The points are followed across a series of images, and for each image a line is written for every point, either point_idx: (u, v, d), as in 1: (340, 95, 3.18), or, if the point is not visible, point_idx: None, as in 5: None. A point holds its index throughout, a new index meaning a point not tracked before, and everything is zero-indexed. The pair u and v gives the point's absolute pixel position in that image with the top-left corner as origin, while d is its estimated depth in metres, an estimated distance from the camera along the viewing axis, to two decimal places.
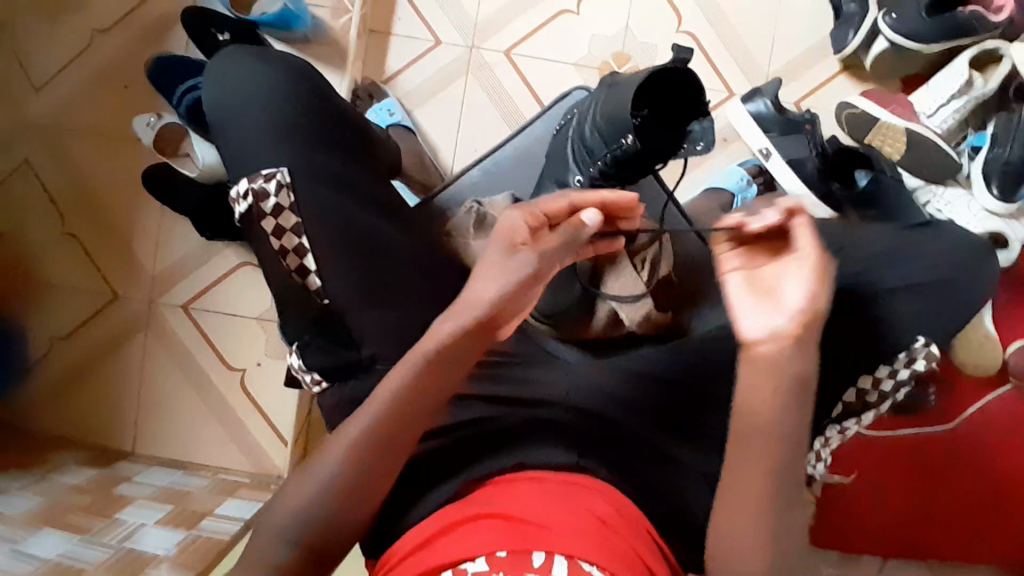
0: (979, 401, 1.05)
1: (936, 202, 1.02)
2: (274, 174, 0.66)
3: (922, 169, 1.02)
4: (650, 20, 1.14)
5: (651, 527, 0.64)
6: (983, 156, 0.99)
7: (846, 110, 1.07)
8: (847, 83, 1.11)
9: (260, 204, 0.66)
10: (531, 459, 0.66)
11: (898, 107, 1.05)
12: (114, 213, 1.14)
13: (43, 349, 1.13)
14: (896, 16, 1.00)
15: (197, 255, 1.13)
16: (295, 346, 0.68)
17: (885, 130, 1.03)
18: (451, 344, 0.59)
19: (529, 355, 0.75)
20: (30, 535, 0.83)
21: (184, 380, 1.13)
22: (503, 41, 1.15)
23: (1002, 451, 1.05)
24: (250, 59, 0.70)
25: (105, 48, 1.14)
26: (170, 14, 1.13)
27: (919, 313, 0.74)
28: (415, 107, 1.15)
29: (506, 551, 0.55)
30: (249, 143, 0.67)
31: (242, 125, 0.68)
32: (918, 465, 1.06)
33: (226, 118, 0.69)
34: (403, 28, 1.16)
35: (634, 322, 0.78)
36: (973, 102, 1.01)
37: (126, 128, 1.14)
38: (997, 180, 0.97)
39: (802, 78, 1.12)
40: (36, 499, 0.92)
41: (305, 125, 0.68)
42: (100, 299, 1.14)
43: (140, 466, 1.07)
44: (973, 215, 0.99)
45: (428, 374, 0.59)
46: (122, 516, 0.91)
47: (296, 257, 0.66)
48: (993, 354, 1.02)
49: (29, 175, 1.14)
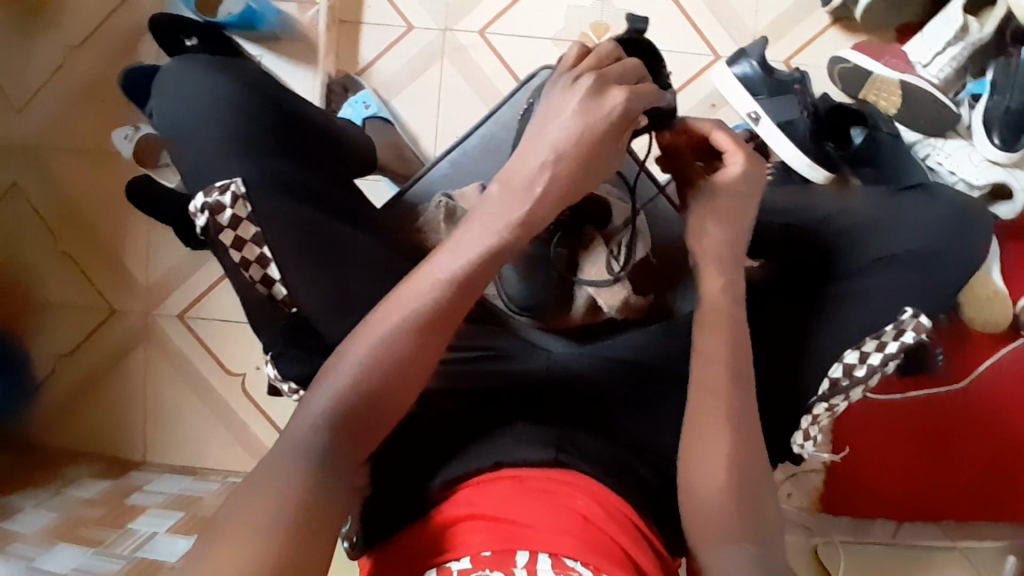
0: (992, 358, 1.02)
1: (937, 155, 0.98)
2: (229, 186, 0.62)
3: (918, 120, 0.98)
4: None
5: (632, 516, 0.62)
6: (983, 105, 0.95)
7: (839, 65, 1.02)
8: (837, 37, 1.07)
9: (217, 218, 0.62)
10: (509, 458, 0.64)
11: (892, 59, 1.00)
12: (103, 228, 1.15)
13: (50, 366, 1.15)
14: None
15: (188, 264, 1.14)
16: (270, 357, 0.68)
17: (879, 84, 0.99)
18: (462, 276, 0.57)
19: (509, 349, 0.74)
20: (45, 551, 0.85)
21: (186, 388, 1.14)
22: (476, 20, 1.12)
23: (1019, 408, 1.02)
24: (200, 67, 0.67)
25: (78, 64, 1.13)
26: (139, 22, 1.12)
27: (913, 283, 0.70)
28: (392, 97, 1.12)
29: (490, 550, 0.55)
30: (204, 155, 0.64)
31: (196, 137, 0.65)
32: (931, 429, 1.03)
33: (179, 131, 0.66)
34: (373, 15, 1.13)
35: (612, 309, 0.75)
36: (971, 49, 0.96)
37: (106, 142, 1.13)
38: (999, 129, 0.93)
39: (790, 35, 1.07)
40: (50, 514, 0.94)
41: (263, 137, 0.67)
42: (98, 314, 1.15)
43: (151, 474, 1.10)
44: (975, 165, 0.94)
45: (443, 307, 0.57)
46: (135, 526, 0.93)
47: (259, 267, 0.64)
48: (1005, 309, 0.98)
49: (18, 196, 1.15)
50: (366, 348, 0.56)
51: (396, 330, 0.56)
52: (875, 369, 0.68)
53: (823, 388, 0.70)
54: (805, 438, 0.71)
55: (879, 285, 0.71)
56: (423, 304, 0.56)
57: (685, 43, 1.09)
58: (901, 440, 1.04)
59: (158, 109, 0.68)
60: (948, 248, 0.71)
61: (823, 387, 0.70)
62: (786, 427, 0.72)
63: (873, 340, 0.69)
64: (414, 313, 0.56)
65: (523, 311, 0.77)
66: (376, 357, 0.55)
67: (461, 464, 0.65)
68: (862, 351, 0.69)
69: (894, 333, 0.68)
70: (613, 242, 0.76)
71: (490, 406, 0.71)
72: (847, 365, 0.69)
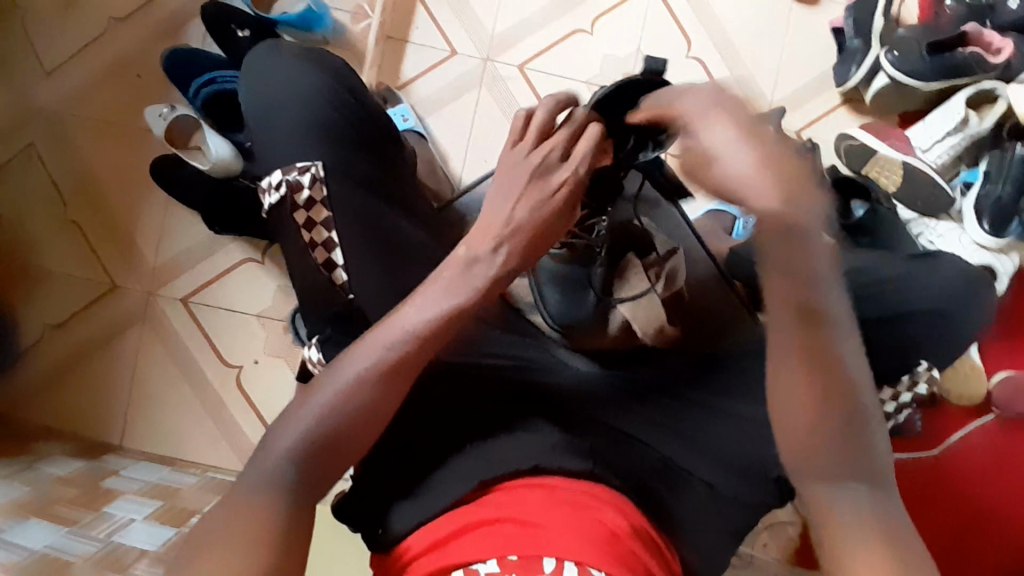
0: (964, 430, 1.09)
1: (930, 234, 1.07)
2: (308, 168, 0.68)
3: (916, 201, 1.07)
4: (661, 43, 1.17)
5: (652, 533, 0.64)
6: (975, 192, 1.05)
7: (846, 142, 1.12)
8: (846, 116, 1.16)
9: (295, 195, 0.68)
10: (548, 463, 0.65)
11: (896, 141, 1.10)
12: (118, 201, 1.13)
13: (34, 336, 1.11)
14: (898, 54, 1.05)
15: (199, 250, 1.12)
16: (314, 340, 0.68)
17: (882, 163, 1.08)
18: (427, 333, 0.60)
19: (537, 361, 0.77)
20: (16, 525, 0.80)
21: (178, 375, 1.11)
22: (518, 55, 1.17)
23: (983, 480, 1.08)
24: (289, 57, 0.73)
25: (119, 38, 1.13)
26: (187, 8, 1.13)
27: (917, 340, 0.77)
28: (428, 115, 1.16)
29: (516, 555, 0.56)
30: (289, 139, 0.69)
31: (282, 121, 0.70)
32: (904, 491, 1.08)
33: (265, 115, 0.71)
34: (420, 36, 1.17)
35: (646, 333, 0.79)
36: (968, 140, 1.06)
37: (135, 118, 1.13)
38: (988, 216, 1.04)
39: (804, 109, 1.16)
40: (22, 488, 0.89)
41: (342, 124, 0.71)
42: (96, 288, 1.12)
43: (127, 460, 1.05)
44: (964, 247, 1.05)
45: (402, 360, 0.59)
46: (111, 510, 0.88)
47: (324, 250, 0.68)
48: (980, 382, 1.06)
49: (32, 160, 1.13)
50: (338, 382, 0.58)
51: (358, 379, 0.58)
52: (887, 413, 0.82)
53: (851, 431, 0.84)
54: None
55: (891, 337, 0.76)
56: (411, 334, 0.59)
57: None
58: None
59: (245, 92, 0.74)
60: (952, 314, 0.78)
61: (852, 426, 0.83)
62: None
63: (889, 389, 0.81)
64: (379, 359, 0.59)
65: (561, 327, 0.82)
66: (340, 400, 0.57)
67: (448, 470, 0.67)
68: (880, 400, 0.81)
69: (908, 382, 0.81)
70: (651, 270, 0.82)
71: (515, 404, 0.73)
72: None
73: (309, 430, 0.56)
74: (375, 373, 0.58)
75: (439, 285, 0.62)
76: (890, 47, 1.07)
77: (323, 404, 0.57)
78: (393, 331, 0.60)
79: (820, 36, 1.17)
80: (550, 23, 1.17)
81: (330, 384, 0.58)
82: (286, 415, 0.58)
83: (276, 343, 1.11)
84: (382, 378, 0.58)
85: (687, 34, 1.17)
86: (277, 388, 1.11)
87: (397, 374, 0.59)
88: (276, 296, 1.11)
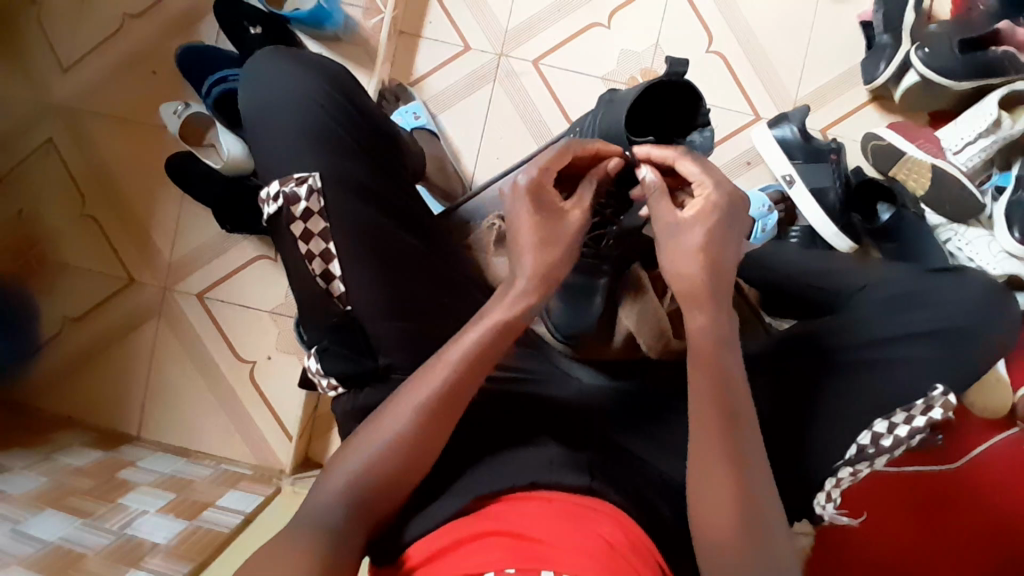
0: (986, 442, 1.05)
1: (958, 240, 1.03)
2: (306, 179, 0.67)
3: (943, 205, 1.03)
4: (680, 37, 1.13)
5: (659, 561, 0.60)
6: (1007, 198, 0.99)
7: (872, 141, 1.07)
8: (874, 114, 1.11)
9: (291, 207, 0.67)
10: (544, 479, 0.64)
11: (925, 142, 1.05)
12: (135, 197, 1.15)
13: (57, 328, 1.14)
14: (928, 50, 1.00)
15: (214, 245, 1.14)
16: (313, 350, 0.68)
17: (910, 164, 1.03)
18: (488, 345, 0.61)
19: (540, 372, 0.77)
20: (31, 516, 0.82)
21: (193, 368, 1.13)
22: (531, 50, 1.15)
23: (1011, 496, 1.04)
24: (290, 64, 0.73)
25: (135, 34, 1.14)
26: (202, 5, 1.14)
27: (937, 362, 0.73)
28: (440, 111, 1.15)
29: (514, 568, 0.53)
30: (287, 150, 0.69)
31: (281, 129, 0.70)
32: (923, 506, 1.05)
33: (265, 123, 0.71)
34: (433, 31, 1.16)
35: (648, 347, 0.82)
36: (1000, 142, 1.01)
37: (150, 114, 1.14)
38: (1019, 223, 0.97)
39: (830, 105, 1.12)
40: (39, 479, 0.92)
41: (340, 134, 0.71)
42: (115, 282, 1.14)
43: (144, 451, 1.07)
44: (993, 256, 1.00)
45: (464, 374, 0.60)
46: (125, 501, 0.90)
47: (322, 262, 0.67)
48: (1007, 394, 1.01)
49: (52, 154, 1.15)
50: (401, 414, 0.60)
51: (418, 404, 0.60)
52: (901, 441, 0.71)
53: (850, 453, 0.71)
54: (827, 499, 0.71)
55: (905, 358, 0.73)
56: (475, 342, 0.60)
57: (730, 100, 1.13)
58: (895, 511, 1.06)
59: (245, 96, 0.73)
60: (969, 329, 0.74)
61: (850, 451, 0.71)
62: (808, 486, 0.72)
63: (902, 412, 0.72)
64: (441, 389, 0.60)
65: (564, 338, 0.83)
66: (401, 437, 0.59)
67: (446, 487, 0.66)
68: (890, 422, 0.71)
69: (922, 407, 0.71)
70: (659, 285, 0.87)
71: (518, 413, 0.73)
72: (875, 433, 0.71)
73: (358, 469, 0.58)
74: (435, 397, 0.60)
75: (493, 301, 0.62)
76: (921, 43, 1.01)
77: (380, 445, 0.59)
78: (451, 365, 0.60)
79: (848, 29, 1.11)
80: (565, 16, 1.15)
81: (391, 417, 0.60)
82: (345, 449, 0.60)
83: (288, 339, 1.12)
84: (440, 404, 0.60)
85: (708, 28, 1.13)
86: (289, 384, 1.12)
87: (456, 398, 0.60)
88: (287, 294, 1.12)
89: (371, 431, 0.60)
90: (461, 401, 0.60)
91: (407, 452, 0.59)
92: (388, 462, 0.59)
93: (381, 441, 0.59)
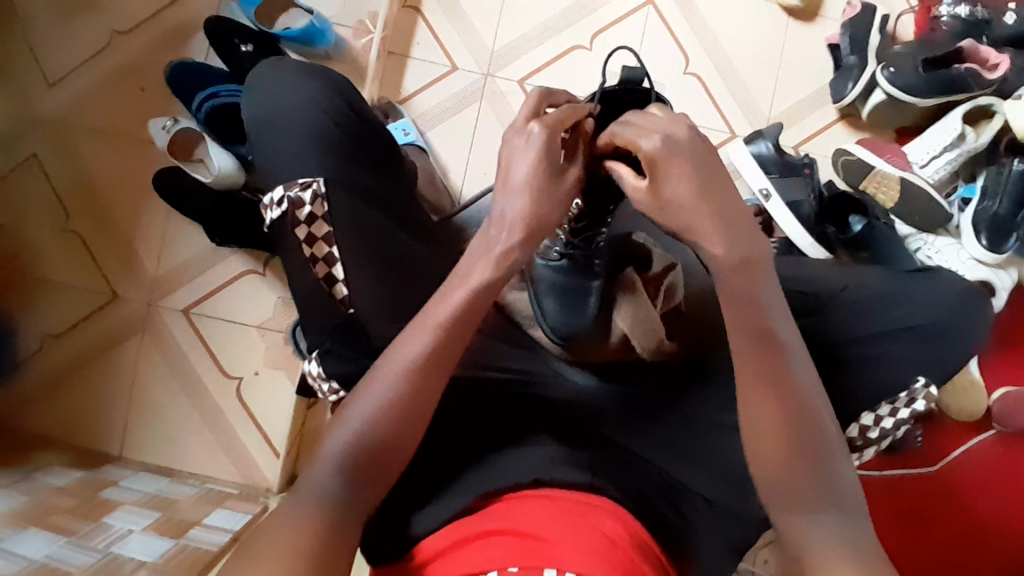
0: (964, 445, 1.08)
1: (927, 249, 1.08)
2: (311, 183, 0.69)
3: (913, 217, 1.08)
4: (660, 58, 1.18)
5: (662, 555, 0.62)
6: (972, 208, 1.06)
7: (843, 156, 1.12)
8: (843, 131, 1.17)
9: (296, 211, 0.68)
10: (548, 476, 0.64)
11: (893, 156, 1.11)
12: (120, 213, 1.14)
13: (35, 346, 1.11)
14: (894, 70, 1.07)
15: (200, 260, 1.13)
16: (314, 353, 0.69)
17: (879, 178, 1.09)
18: (468, 305, 0.62)
19: (537, 372, 0.78)
20: (13, 535, 0.79)
21: (177, 384, 1.12)
22: (518, 70, 1.18)
23: (988, 495, 1.07)
24: (293, 73, 0.75)
25: (123, 51, 1.15)
26: (193, 24, 1.15)
27: (915, 357, 0.76)
28: (430, 128, 1.17)
29: (517, 567, 0.53)
30: (290, 156, 0.71)
31: (285, 136, 0.71)
32: (908, 509, 1.08)
33: (268, 130, 0.72)
34: (421, 51, 1.19)
35: (646, 350, 0.77)
36: (965, 155, 1.09)
37: (137, 129, 1.14)
38: (986, 231, 1.04)
39: (802, 124, 1.17)
40: (19, 498, 0.89)
41: (343, 140, 0.72)
42: (98, 298, 1.13)
43: (126, 471, 1.05)
44: (962, 262, 1.06)
45: (453, 335, 0.61)
46: (109, 521, 0.87)
47: (325, 266, 0.68)
48: (981, 399, 1.05)
49: (34, 170, 1.14)
50: (388, 384, 0.60)
51: (408, 369, 0.60)
52: (886, 432, 0.78)
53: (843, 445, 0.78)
54: None
55: (886, 356, 0.76)
56: (461, 301, 0.61)
57: (708, 118, 1.18)
58: (882, 516, 1.08)
59: (248, 104, 0.74)
60: (932, 328, 0.77)
61: None
62: None
63: (887, 405, 0.77)
64: (419, 354, 0.60)
65: (561, 340, 0.79)
66: (387, 399, 0.59)
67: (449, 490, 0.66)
68: (877, 415, 0.77)
69: (907, 400, 0.76)
70: (651, 286, 0.83)
71: (515, 413, 0.74)
72: (863, 426, 0.77)
73: (355, 441, 0.58)
74: (420, 360, 0.60)
75: (466, 267, 0.63)
76: (886, 64, 1.09)
77: (370, 408, 0.59)
78: (429, 326, 0.61)
79: (817, 51, 1.18)
80: (550, 38, 1.19)
81: (379, 384, 0.60)
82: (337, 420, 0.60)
83: (277, 355, 1.12)
84: (423, 367, 0.60)
85: (685, 50, 1.18)
86: (277, 400, 1.11)
87: (437, 366, 0.61)
88: (277, 308, 1.12)
89: (361, 400, 0.60)
90: (444, 363, 0.61)
91: (394, 416, 0.59)
92: (378, 429, 0.59)
93: (366, 411, 0.59)
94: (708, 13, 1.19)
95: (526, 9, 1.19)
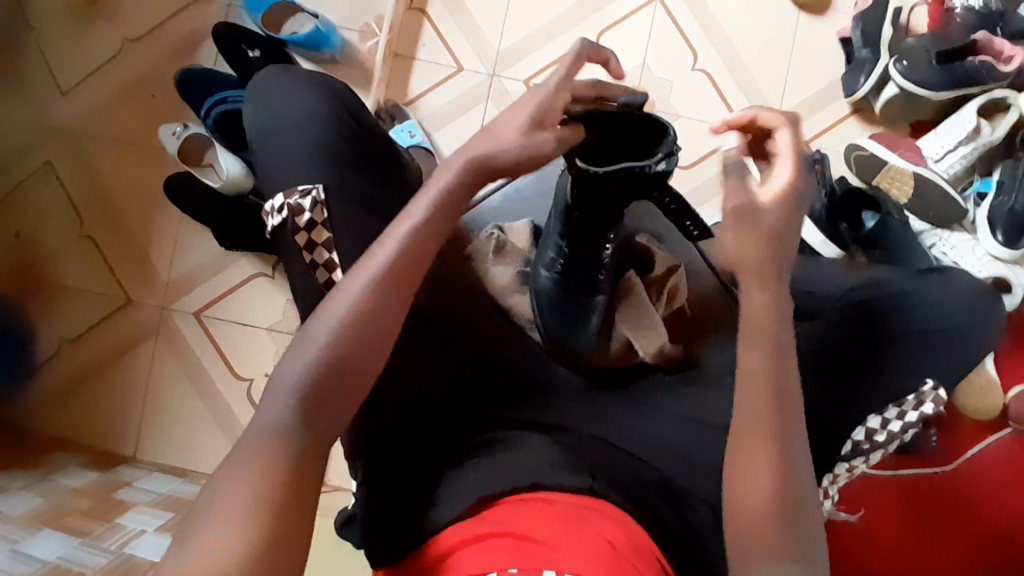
0: (980, 445, 1.06)
1: (942, 245, 1.06)
2: (310, 191, 0.69)
3: (927, 212, 1.06)
4: (666, 54, 1.17)
5: (664, 559, 0.61)
6: (989, 203, 1.04)
7: (855, 152, 1.10)
8: (856, 126, 1.15)
9: (295, 218, 0.69)
10: (546, 480, 0.63)
11: (907, 152, 1.09)
12: (133, 218, 1.16)
13: (52, 349, 1.14)
14: (908, 64, 1.05)
15: (211, 264, 1.14)
16: None
17: (893, 173, 1.06)
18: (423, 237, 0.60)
19: (538, 381, 0.77)
20: (30, 536, 0.81)
21: (189, 386, 1.13)
22: (524, 70, 1.18)
23: (1006, 495, 1.05)
24: (292, 81, 0.75)
25: (133, 59, 1.17)
26: (201, 31, 1.17)
27: (918, 361, 0.75)
28: (435, 130, 1.17)
29: (516, 568, 0.54)
30: (289, 164, 0.71)
31: (285, 144, 0.72)
32: (922, 510, 1.06)
33: (268, 138, 0.73)
34: (427, 53, 1.19)
35: (647, 354, 0.78)
36: (980, 149, 1.06)
37: (148, 135, 1.16)
38: (1002, 226, 1.02)
39: (813, 119, 1.15)
40: (36, 500, 0.90)
41: (342, 147, 0.73)
42: (112, 302, 1.15)
43: (140, 472, 1.06)
44: (978, 259, 1.04)
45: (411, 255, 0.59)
46: (122, 521, 0.88)
47: (326, 270, 0.68)
48: (996, 397, 1.03)
49: (49, 177, 1.16)
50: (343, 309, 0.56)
51: (365, 291, 0.57)
52: (894, 435, 0.73)
53: (846, 450, 0.75)
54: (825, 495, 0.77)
55: (895, 358, 0.75)
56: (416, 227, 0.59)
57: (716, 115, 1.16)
58: (896, 516, 1.06)
59: (250, 113, 0.75)
60: (939, 330, 0.76)
61: (847, 448, 0.74)
62: None
63: (895, 407, 0.74)
64: (377, 272, 0.57)
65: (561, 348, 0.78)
66: (353, 311, 0.56)
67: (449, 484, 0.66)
68: (884, 418, 0.74)
69: (914, 403, 0.74)
70: (653, 289, 0.83)
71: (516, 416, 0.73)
72: (869, 428, 0.74)
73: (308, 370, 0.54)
74: (384, 274, 0.58)
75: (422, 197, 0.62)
76: (899, 57, 1.07)
77: (335, 323, 0.56)
78: (398, 240, 0.59)
79: (828, 46, 1.16)
80: (557, 37, 1.18)
81: (338, 301, 0.56)
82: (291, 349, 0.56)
83: None
84: (384, 281, 0.57)
85: (693, 46, 1.17)
86: None
87: (399, 279, 0.58)
88: (286, 310, 1.13)
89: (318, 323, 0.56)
90: (405, 282, 0.59)
91: (358, 332, 0.56)
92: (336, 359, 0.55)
93: (323, 337, 0.55)
94: (715, 9, 1.17)
95: (531, 8, 1.19)
